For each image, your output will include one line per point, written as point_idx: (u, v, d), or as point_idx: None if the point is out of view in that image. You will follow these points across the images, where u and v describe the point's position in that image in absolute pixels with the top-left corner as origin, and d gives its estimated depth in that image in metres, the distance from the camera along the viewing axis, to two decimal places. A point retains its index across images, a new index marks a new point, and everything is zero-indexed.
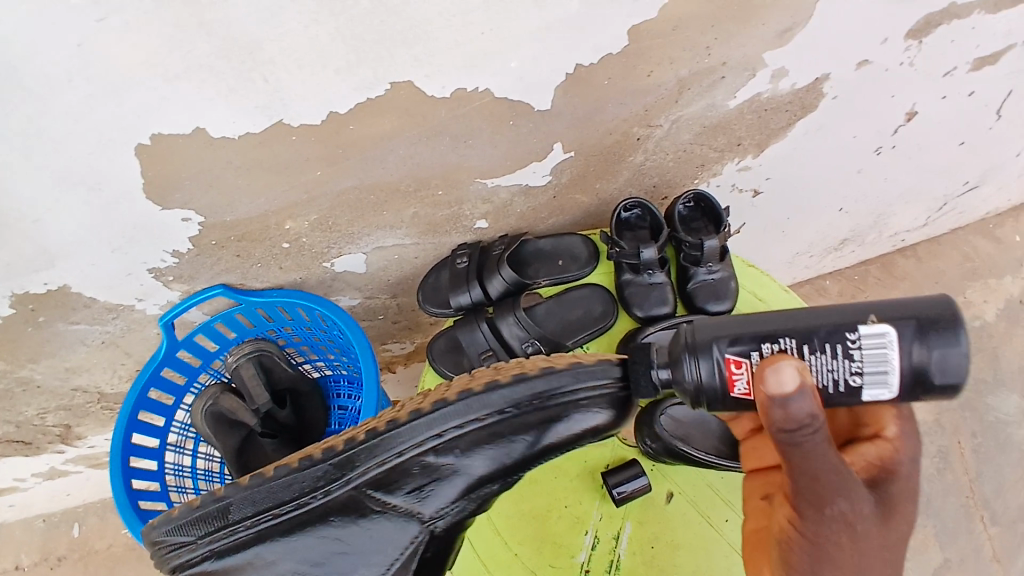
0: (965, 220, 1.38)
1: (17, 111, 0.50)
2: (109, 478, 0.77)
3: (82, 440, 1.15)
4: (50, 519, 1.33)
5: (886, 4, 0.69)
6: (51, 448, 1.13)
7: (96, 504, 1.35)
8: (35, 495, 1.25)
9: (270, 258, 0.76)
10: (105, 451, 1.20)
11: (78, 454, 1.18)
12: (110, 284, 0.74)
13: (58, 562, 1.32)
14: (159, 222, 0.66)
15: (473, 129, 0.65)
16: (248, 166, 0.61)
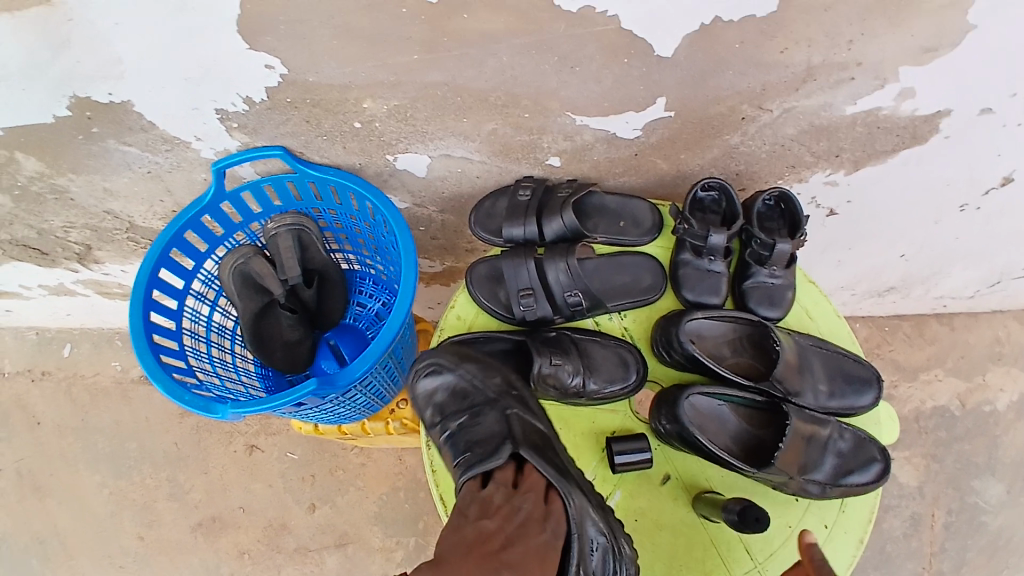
0: (1014, 303, 1.32)
1: None
2: (129, 304, 0.76)
3: (98, 265, 1.15)
4: (43, 334, 1.37)
5: None
6: (66, 265, 1.14)
7: (92, 331, 1.37)
8: (38, 306, 1.28)
9: (336, 135, 0.73)
10: (116, 284, 1.21)
11: (90, 279, 1.20)
12: (173, 115, 0.72)
13: (42, 378, 1.35)
14: (240, 64, 0.63)
15: (582, 54, 0.61)
16: (346, 28, 0.58)
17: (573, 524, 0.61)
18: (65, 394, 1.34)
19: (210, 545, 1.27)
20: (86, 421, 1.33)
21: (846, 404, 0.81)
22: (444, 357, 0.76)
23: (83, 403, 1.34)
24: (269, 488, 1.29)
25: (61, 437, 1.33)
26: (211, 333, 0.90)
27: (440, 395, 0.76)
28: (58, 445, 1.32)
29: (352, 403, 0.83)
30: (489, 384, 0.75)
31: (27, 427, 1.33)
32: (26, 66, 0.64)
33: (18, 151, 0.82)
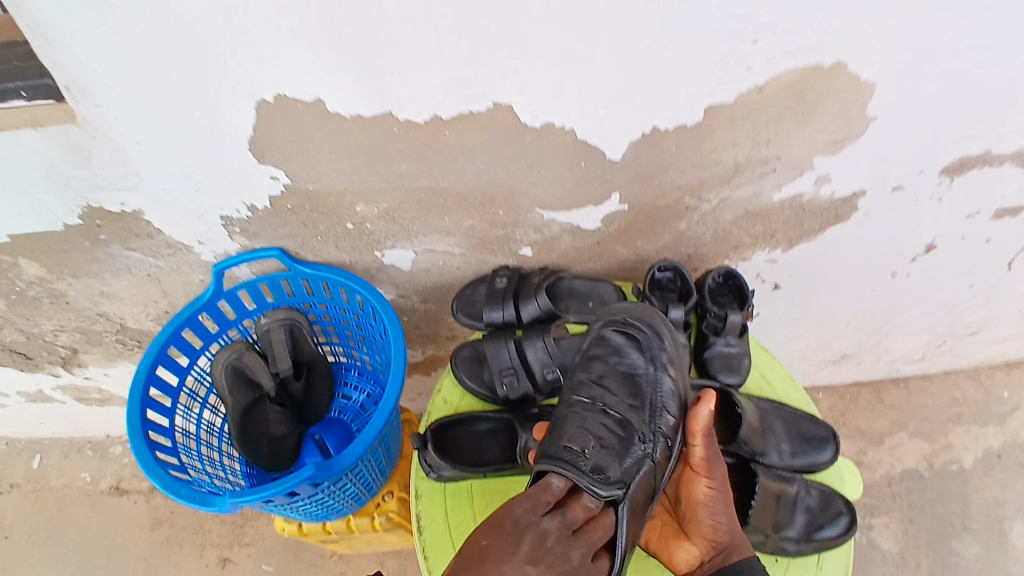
0: (960, 364, 1.42)
1: (154, 47, 0.57)
2: (127, 401, 0.79)
3: (81, 368, 1.16)
4: (14, 444, 1.36)
5: (922, 143, 0.76)
6: (48, 369, 1.16)
7: (63, 440, 1.36)
8: (16, 415, 1.28)
9: (330, 235, 0.82)
10: (96, 388, 1.21)
11: (69, 384, 1.20)
12: (181, 222, 0.79)
13: (11, 489, 1.32)
14: (248, 177, 0.72)
15: (547, 161, 0.71)
16: (345, 145, 0.68)
17: None
18: (33, 506, 1.31)
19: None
20: (55, 535, 1.28)
21: (810, 461, 0.87)
22: (660, 354, 0.76)
23: (51, 514, 1.30)
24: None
25: (25, 553, 1.27)
26: (201, 430, 0.92)
27: (610, 363, 0.76)
28: (20, 562, 1.26)
29: (341, 494, 0.85)
30: (654, 423, 0.72)
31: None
32: (48, 179, 0.72)
33: (21, 257, 0.87)
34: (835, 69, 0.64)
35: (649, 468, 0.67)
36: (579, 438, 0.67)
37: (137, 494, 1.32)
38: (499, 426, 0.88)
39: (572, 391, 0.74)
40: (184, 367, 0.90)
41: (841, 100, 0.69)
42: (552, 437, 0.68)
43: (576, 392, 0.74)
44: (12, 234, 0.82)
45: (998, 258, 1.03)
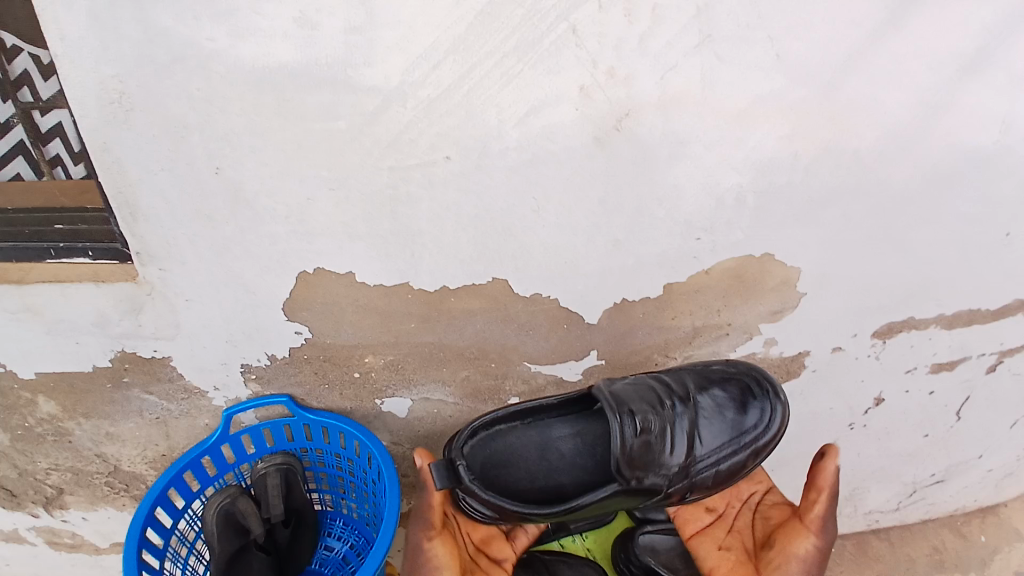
0: (936, 515, 1.47)
1: (223, 228, 0.70)
2: (125, 541, 0.81)
3: (60, 511, 1.15)
4: None
5: (849, 312, 0.91)
6: (29, 509, 1.14)
7: None
8: None
9: (338, 383, 0.90)
10: (69, 531, 1.19)
11: (45, 526, 1.18)
12: (203, 369, 0.87)
13: None
14: (275, 330, 0.82)
15: (536, 322, 0.84)
16: (365, 307, 0.80)
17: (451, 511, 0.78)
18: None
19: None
20: None
21: None
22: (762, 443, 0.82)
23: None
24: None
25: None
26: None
27: (712, 396, 0.84)
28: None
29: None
30: (690, 456, 0.80)
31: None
32: (92, 326, 0.81)
33: (42, 394, 0.92)
34: (765, 257, 0.80)
35: (652, 474, 0.79)
36: (651, 409, 0.79)
37: None
38: None
39: (686, 383, 0.84)
40: (179, 508, 0.93)
41: (774, 278, 0.84)
42: (635, 392, 0.79)
43: (687, 393, 0.83)
44: (41, 371, 0.88)
45: (943, 410, 1.15)
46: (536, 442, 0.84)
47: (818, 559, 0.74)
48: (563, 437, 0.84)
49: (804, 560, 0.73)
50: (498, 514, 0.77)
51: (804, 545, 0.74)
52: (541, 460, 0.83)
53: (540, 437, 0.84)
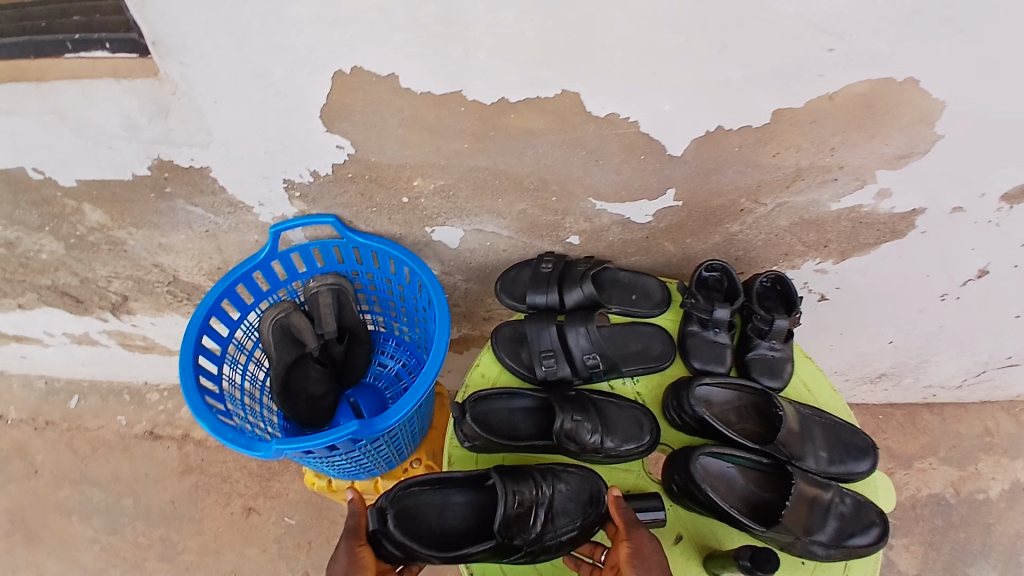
0: (998, 394, 1.38)
1: (245, 11, 0.59)
2: (182, 346, 0.82)
3: (128, 316, 1.27)
4: (51, 385, 1.59)
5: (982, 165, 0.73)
6: (95, 314, 1.28)
7: (101, 386, 1.58)
8: (55, 358, 1.50)
9: (385, 207, 0.84)
10: (136, 334, 1.33)
11: (113, 329, 1.34)
12: (245, 182, 0.82)
13: (45, 427, 1.54)
14: (315, 144, 0.74)
15: (606, 151, 0.72)
16: (411, 121, 0.69)
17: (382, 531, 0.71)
18: (67, 444, 1.52)
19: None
20: (86, 472, 1.49)
21: (846, 470, 0.84)
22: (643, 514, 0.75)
23: (84, 453, 1.51)
24: (265, 552, 1.42)
25: (57, 489, 1.48)
26: (246, 381, 0.96)
27: (562, 484, 0.77)
28: (54, 497, 1.47)
29: (375, 452, 0.89)
30: (563, 518, 0.75)
31: (24, 476, 1.49)
32: (121, 129, 0.74)
33: (86, 202, 0.91)
34: (908, 83, 0.63)
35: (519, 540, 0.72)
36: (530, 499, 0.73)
37: (168, 440, 1.53)
38: (536, 406, 0.84)
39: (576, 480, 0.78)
40: (235, 319, 0.94)
41: (909, 112, 0.67)
42: (519, 472, 0.75)
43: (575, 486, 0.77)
44: (81, 179, 0.86)
45: None
46: (435, 504, 0.80)
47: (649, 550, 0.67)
48: (462, 500, 0.80)
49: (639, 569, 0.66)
50: (404, 551, 0.71)
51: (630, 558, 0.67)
52: (444, 517, 0.79)
53: (439, 499, 0.80)
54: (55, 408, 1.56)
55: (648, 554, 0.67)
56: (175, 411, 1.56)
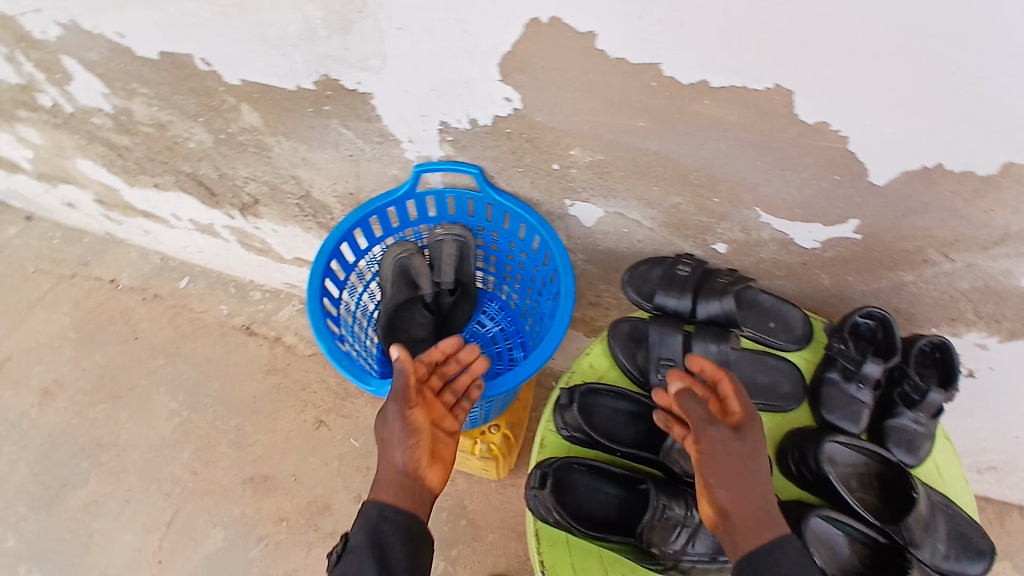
0: None
1: None
2: (311, 266, 0.84)
3: (253, 218, 1.37)
4: (166, 262, 1.77)
5: None
6: (226, 209, 1.37)
7: (210, 274, 1.75)
8: (176, 239, 1.65)
9: (532, 169, 0.80)
10: (255, 236, 1.43)
11: (236, 227, 1.44)
12: (403, 117, 0.81)
13: (154, 298, 1.73)
14: (484, 92, 0.71)
15: (797, 161, 0.64)
16: (590, 87, 0.65)
17: (539, 485, 0.73)
18: (169, 319, 1.70)
19: (255, 502, 1.49)
20: (181, 348, 1.66)
21: (959, 569, 0.74)
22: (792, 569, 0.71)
23: (183, 331, 1.68)
24: (325, 464, 1.52)
25: (154, 357, 1.66)
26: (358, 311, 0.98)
27: None
28: (151, 363, 1.65)
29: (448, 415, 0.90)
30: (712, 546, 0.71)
31: (126, 338, 1.68)
32: (301, 37, 0.75)
33: (245, 103, 0.94)
34: None
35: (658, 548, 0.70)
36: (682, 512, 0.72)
37: (262, 338, 1.67)
38: (640, 411, 0.81)
39: None
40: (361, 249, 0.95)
41: None
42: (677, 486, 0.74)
43: None
44: (247, 79, 0.88)
45: None
46: (584, 486, 0.77)
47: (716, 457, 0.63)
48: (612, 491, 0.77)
49: (718, 478, 0.63)
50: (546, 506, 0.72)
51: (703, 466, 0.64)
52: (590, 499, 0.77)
53: (588, 483, 0.77)
54: (166, 283, 1.74)
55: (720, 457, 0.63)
56: (272, 313, 1.70)
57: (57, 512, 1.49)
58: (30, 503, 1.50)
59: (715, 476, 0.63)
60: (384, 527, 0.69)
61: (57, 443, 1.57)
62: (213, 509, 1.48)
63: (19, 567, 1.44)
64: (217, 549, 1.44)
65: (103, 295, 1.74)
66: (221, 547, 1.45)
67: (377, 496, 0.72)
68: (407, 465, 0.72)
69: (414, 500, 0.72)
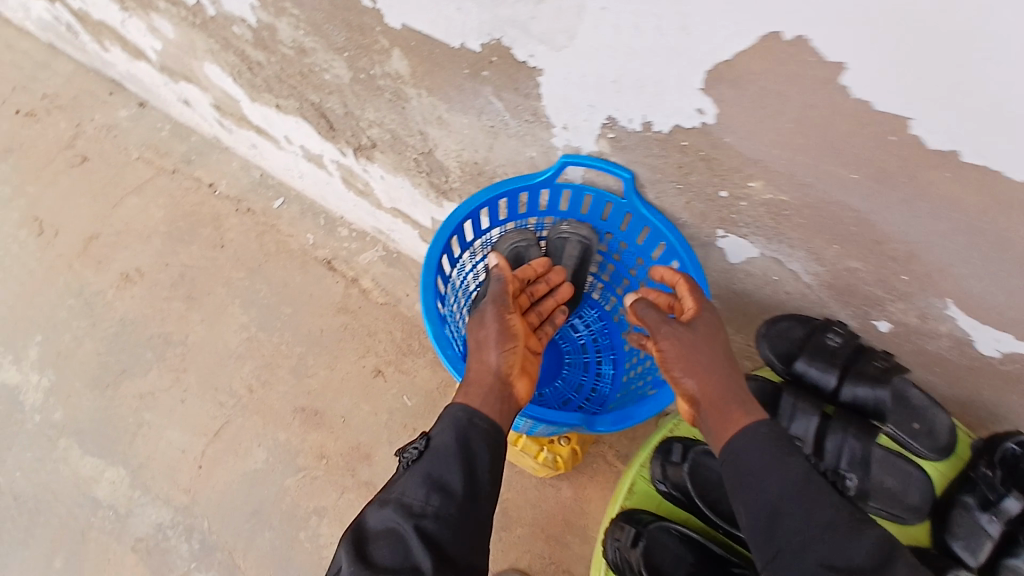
0: None
1: None
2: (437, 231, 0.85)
3: (364, 161, 1.34)
4: (263, 178, 1.80)
5: None
6: (340, 145, 1.34)
7: (303, 200, 1.77)
8: (280, 161, 1.66)
9: (694, 191, 0.78)
10: (360, 178, 1.40)
11: (343, 164, 1.42)
12: (567, 102, 0.76)
13: (249, 211, 1.77)
14: (677, 98, 0.67)
15: (1007, 254, 0.62)
16: (811, 124, 0.61)
17: (624, 543, 0.98)
18: (257, 235, 1.75)
19: (302, 432, 1.60)
20: (262, 267, 1.72)
21: None
22: None
23: (267, 250, 1.73)
24: (374, 415, 1.60)
25: (236, 269, 1.72)
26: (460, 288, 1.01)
27: None
28: (233, 274, 1.72)
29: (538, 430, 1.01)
30: None
31: (213, 245, 1.75)
32: None
33: (398, 49, 0.90)
34: None
35: None
36: None
37: (339, 276, 1.71)
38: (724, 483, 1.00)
39: None
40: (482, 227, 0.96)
41: None
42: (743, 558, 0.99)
43: None
44: (406, 25, 0.83)
45: None
46: (667, 551, 0.99)
47: (676, 357, 0.87)
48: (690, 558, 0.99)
49: (687, 371, 0.86)
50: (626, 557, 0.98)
51: (674, 366, 0.87)
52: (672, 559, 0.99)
53: (670, 548, 0.99)
54: (260, 200, 1.78)
55: (681, 356, 0.87)
56: (354, 253, 1.72)
57: (110, 396, 1.64)
58: (85, 381, 1.65)
59: (684, 373, 0.87)
60: (472, 416, 0.86)
61: (132, 324, 1.70)
62: (261, 429, 1.61)
63: (56, 441, 1.61)
64: (257, 469, 1.57)
65: (198, 197, 1.80)
66: (261, 469, 1.58)
67: (468, 400, 0.88)
68: (496, 368, 0.90)
69: (498, 399, 0.89)
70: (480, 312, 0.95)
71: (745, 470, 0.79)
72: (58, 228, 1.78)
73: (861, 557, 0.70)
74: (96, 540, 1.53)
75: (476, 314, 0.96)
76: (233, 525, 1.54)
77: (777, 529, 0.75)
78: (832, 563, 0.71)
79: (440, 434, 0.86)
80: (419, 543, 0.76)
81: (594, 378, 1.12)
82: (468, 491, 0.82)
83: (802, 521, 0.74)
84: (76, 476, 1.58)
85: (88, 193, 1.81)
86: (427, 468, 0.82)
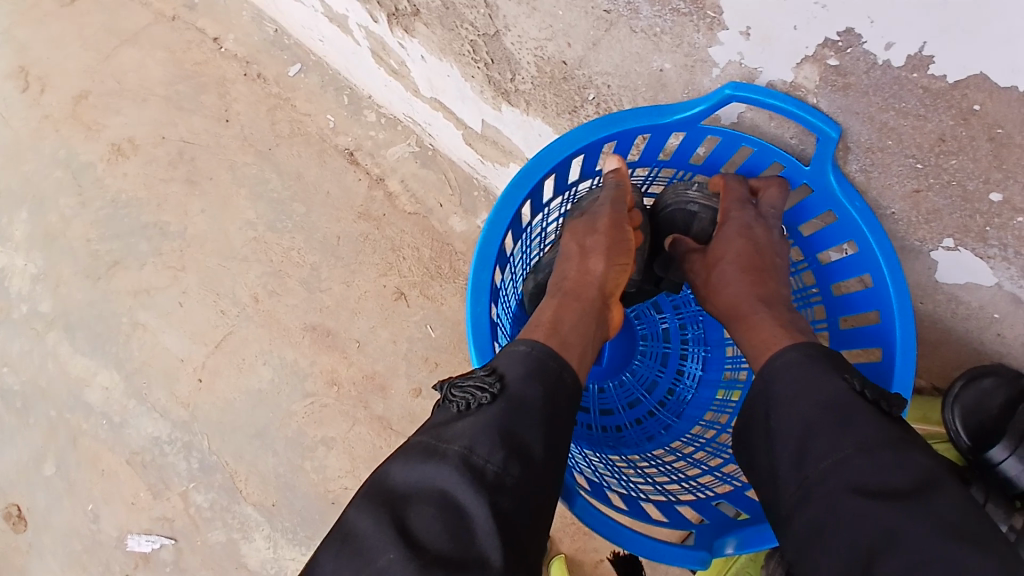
0: None
1: None
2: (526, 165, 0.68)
3: (400, 34, 0.98)
4: (280, 36, 1.39)
5: None
6: (370, 9, 0.99)
7: (326, 69, 1.38)
8: (302, 17, 1.27)
9: (936, 178, 0.59)
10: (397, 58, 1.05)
11: (371, 31, 1.07)
12: (793, 2, 0.52)
13: (257, 79, 1.39)
14: (1010, 37, 0.46)
15: None
16: None
17: None
18: (268, 110, 1.38)
19: (312, 354, 1.32)
20: (272, 152, 1.37)
21: None
22: None
23: (281, 131, 1.37)
24: (393, 344, 1.31)
25: (243, 149, 1.38)
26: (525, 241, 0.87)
27: None
28: (238, 155, 1.38)
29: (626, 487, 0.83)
30: None
31: (217, 116, 1.39)
32: None
33: None
34: None
35: None
36: None
37: (363, 173, 1.35)
38: None
39: None
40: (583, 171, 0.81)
41: None
42: None
43: None
44: None
45: None
46: None
47: (703, 272, 0.79)
48: None
49: (714, 284, 0.77)
50: None
51: (701, 281, 0.79)
52: None
53: None
54: (273, 64, 1.39)
55: (708, 267, 0.78)
56: (383, 146, 1.36)
57: (105, 289, 1.37)
58: (76, 269, 1.38)
59: (711, 288, 0.78)
60: (569, 328, 0.70)
61: (120, 206, 1.39)
62: (267, 343, 1.33)
63: (46, 334, 1.36)
64: (263, 389, 1.31)
65: (202, 54, 1.41)
66: (267, 388, 1.32)
67: (560, 313, 0.72)
68: (601, 280, 0.76)
69: (595, 316, 0.73)
70: (587, 218, 0.80)
71: (777, 395, 0.63)
72: (46, 83, 1.43)
73: (902, 480, 0.54)
74: (88, 449, 1.33)
75: (579, 221, 0.81)
76: (235, 444, 1.31)
77: (808, 453, 0.59)
78: (863, 484, 0.55)
79: (516, 379, 0.63)
80: (489, 523, 0.53)
81: (672, 377, 0.97)
82: (547, 461, 0.60)
83: (834, 442, 0.58)
84: (66, 377, 1.35)
85: (77, 37, 1.44)
86: (503, 420, 0.60)
